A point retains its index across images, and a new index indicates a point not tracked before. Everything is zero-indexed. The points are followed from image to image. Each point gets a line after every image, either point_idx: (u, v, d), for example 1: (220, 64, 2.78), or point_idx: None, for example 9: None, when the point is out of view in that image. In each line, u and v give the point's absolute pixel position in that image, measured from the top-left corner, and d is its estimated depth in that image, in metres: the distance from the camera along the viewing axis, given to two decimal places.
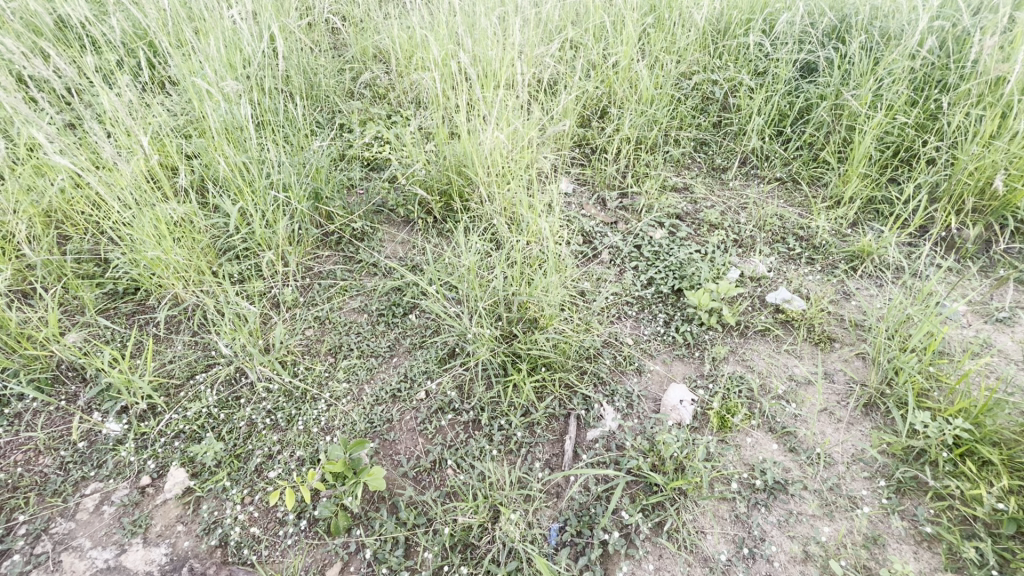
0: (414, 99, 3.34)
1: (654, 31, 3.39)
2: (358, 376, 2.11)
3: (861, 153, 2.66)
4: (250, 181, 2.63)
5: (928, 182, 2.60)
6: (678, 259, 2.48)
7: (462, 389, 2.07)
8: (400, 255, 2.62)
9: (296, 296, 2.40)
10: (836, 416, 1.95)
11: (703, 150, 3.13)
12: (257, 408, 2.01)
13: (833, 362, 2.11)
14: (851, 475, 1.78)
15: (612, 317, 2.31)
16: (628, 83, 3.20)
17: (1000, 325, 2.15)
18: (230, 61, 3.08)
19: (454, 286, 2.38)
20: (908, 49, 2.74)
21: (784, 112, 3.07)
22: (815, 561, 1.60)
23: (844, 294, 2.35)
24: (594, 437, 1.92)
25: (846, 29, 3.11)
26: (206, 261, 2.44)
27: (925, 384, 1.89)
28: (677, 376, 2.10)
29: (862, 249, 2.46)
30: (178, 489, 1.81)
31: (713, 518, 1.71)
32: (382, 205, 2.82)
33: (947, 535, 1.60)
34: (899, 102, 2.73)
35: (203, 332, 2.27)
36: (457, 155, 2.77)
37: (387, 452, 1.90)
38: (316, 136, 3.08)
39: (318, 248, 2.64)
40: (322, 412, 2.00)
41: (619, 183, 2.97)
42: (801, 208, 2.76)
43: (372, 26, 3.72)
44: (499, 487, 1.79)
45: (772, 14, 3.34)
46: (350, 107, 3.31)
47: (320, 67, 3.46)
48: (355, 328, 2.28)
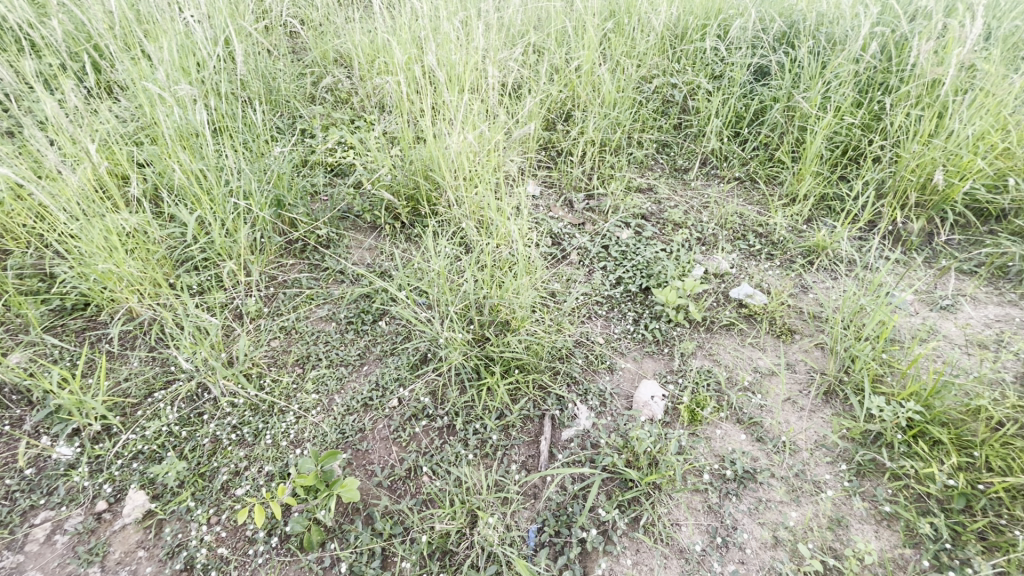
0: (378, 103, 3.31)
1: (614, 35, 3.46)
2: (327, 387, 2.06)
3: (813, 152, 2.78)
4: (208, 189, 2.54)
5: (875, 179, 2.74)
6: (645, 259, 2.54)
7: (435, 394, 2.05)
8: (367, 261, 2.58)
9: (259, 307, 2.33)
10: (799, 405, 2.02)
11: (665, 151, 3.22)
12: (221, 424, 1.94)
13: (794, 353, 2.20)
14: (815, 460, 1.85)
15: (583, 317, 2.34)
16: (591, 87, 3.26)
17: (944, 312, 2.28)
18: (183, 66, 2.99)
19: (424, 291, 2.36)
20: (853, 53, 2.89)
21: (740, 114, 3.19)
22: (785, 546, 1.65)
23: (802, 288, 2.45)
24: (569, 437, 1.94)
25: (795, 35, 3.26)
26: (163, 272, 2.34)
27: (879, 370, 1.99)
28: (648, 373, 2.14)
29: (817, 244, 2.57)
30: (138, 512, 1.72)
31: (687, 510, 1.74)
32: (347, 211, 2.77)
33: (905, 513, 1.68)
34: (846, 103, 2.87)
35: (161, 347, 2.17)
36: (423, 159, 2.76)
37: (360, 462, 1.86)
38: (277, 142, 3.00)
39: (283, 256, 2.58)
40: (291, 425, 1.94)
41: (585, 184, 3.02)
42: (759, 206, 2.87)
43: (332, 30, 3.67)
44: (476, 491, 1.78)
45: (726, 20, 3.46)
46: (311, 111, 3.25)
47: (280, 72, 3.38)
48: (323, 337, 2.23)
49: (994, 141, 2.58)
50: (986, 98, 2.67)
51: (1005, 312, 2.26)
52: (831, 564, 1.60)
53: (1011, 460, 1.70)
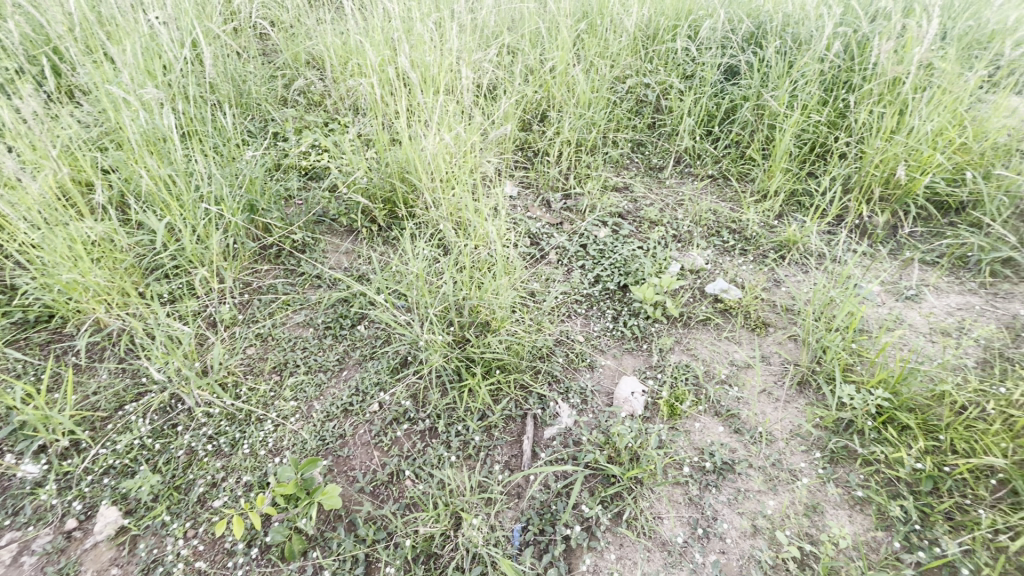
0: (352, 105, 3.27)
1: (587, 36, 3.50)
2: (306, 394, 2.03)
3: (782, 149, 2.86)
4: (177, 195, 2.48)
5: (842, 174, 2.82)
6: (623, 256, 2.57)
7: (417, 397, 2.04)
8: (344, 265, 2.55)
9: (234, 314, 2.28)
10: (774, 396, 2.07)
11: (640, 151, 3.26)
12: (197, 435, 1.89)
13: (768, 345, 2.25)
14: (790, 449, 1.90)
15: (563, 316, 2.36)
16: (566, 87, 3.28)
17: (909, 302, 2.36)
18: (148, 69, 2.92)
19: (403, 293, 2.34)
20: (817, 53, 2.98)
21: (711, 113, 3.25)
22: (763, 534, 1.68)
23: (775, 282, 2.51)
24: (551, 435, 1.94)
25: (762, 35, 3.34)
26: (131, 281, 2.28)
27: (849, 360, 2.05)
28: (627, 369, 2.16)
29: (788, 239, 2.64)
30: (110, 529, 1.66)
31: (669, 503, 1.77)
32: (323, 214, 2.73)
33: (877, 497, 1.73)
34: (812, 102, 2.95)
35: (131, 358, 2.11)
36: (399, 161, 2.74)
37: (341, 468, 1.84)
38: (248, 146, 2.95)
39: (257, 262, 2.53)
40: (269, 433, 1.91)
41: (562, 184, 3.04)
42: (732, 203, 2.93)
43: (304, 31, 3.62)
44: (460, 493, 1.77)
45: (696, 21, 3.53)
46: (283, 114, 3.20)
47: (250, 75, 3.32)
48: (301, 344, 2.20)
49: (951, 137, 2.69)
50: (943, 94, 2.77)
51: (966, 300, 2.35)
52: (808, 550, 1.64)
53: (974, 442, 1.77)
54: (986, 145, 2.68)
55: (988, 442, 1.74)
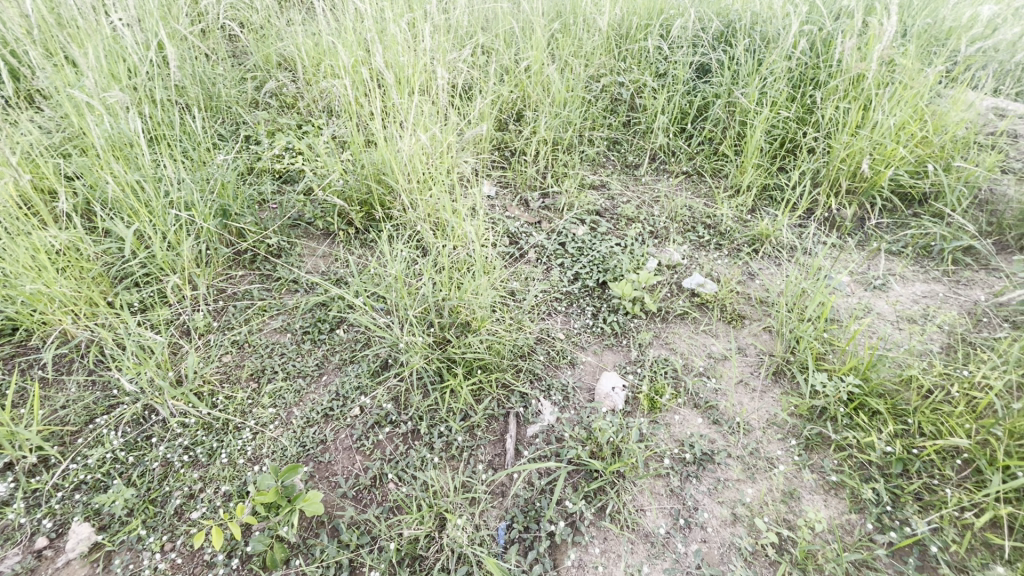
0: (326, 107, 3.24)
1: (561, 36, 3.53)
2: (285, 400, 2.00)
3: (753, 145, 2.92)
4: (146, 201, 2.42)
5: (811, 169, 2.89)
6: (601, 254, 2.60)
7: (398, 400, 2.03)
8: (322, 269, 2.52)
9: (208, 322, 2.23)
10: (750, 386, 2.11)
11: (616, 149, 3.30)
12: (172, 446, 1.85)
13: (744, 337, 2.30)
14: (767, 438, 1.94)
15: (543, 314, 2.37)
16: (541, 87, 3.30)
17: (877, 291, 2.44)
18: (112, 72, 2.84)
19: (382, 296, 2.32)
20: (785, 50, 3.05)
21: (684, 110, 3.31)
22: (743, 522, 1.72)
23: (749, 275, 2.56)
24: (534, 433, 1.95)
25: (732, 34, 3.41)
26: (100, 290, 2.21)
27: (821, 349, 2.11)
28: (608, 365, 2.19)
29: (761, 233, 2.70)
30: (83, 546, 1.61)
31: (651, 495, 1.79)
32: (299, 218, 2.70)
33: (850, 482, 1.78)
34: (781, 98, 3.02)
35: (101, 370, 2.05)
36: (375, 163, 2.72)
37: (323, 474, 1.82)
38: (219, 150, 2.90)
39: (231, 268, 2.48)
40: (248, 441, 1.87)
41: (540, 183, 3.06)
42: (707, 199, 2.98)
43: (274, 33, 3.57)
44: (443, 494, 1.77)
45: (668, 19, 3.58)
46: (255, 117, 3.15)
47: (220, 78, 3.26)
48: (279, 350, 2.17)
49: (913, 130, 2.77)
50: (905, 90, 2.86)
51: (930, 288, 2.43)
52: (786, 535, 1.68)
53: (940, 425, 1.83)
54: (946, 138, 2.78)
55: (953, 423, 1.81)
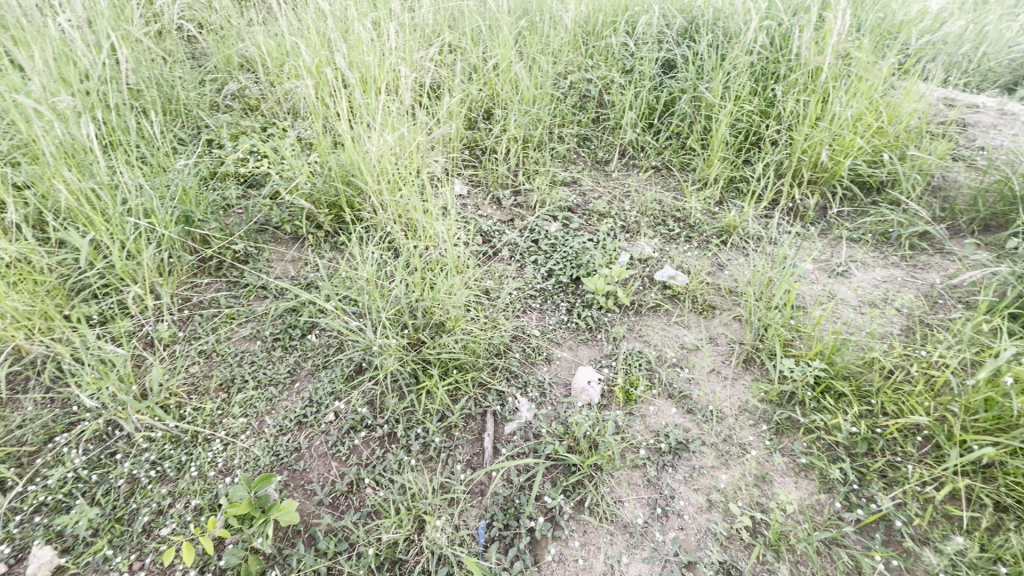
0: (290, 109, 3.17)
1: (528, 34, 3.53)
2: (256, 409, 1.95)
3: (719, 139, 2.98)
4: (102, 209, 2.33)
5: (775, 160, 2.96)
6: (574, 249, 2.62)
7: (374, 404, 2.00)
8: (291, 274, 2.47)
9: (173, 332, 2.17)
10: (722, 374, 2.16)
11: (586, 145, 3.32)
12: (138, 462, 1.79)
13: (715, 327, 2.34)
14: (740, 424, 1.98)
15: (518, 311, 2.37)
16: (510, 84, 3.29)
17: (840, 278, 2.52)
18: (62, 76, 2.74)
19: (354, 299, 2.29)
20: (746, 45, 3.12)
21: (652, 106, 3.35)
22: (718, 507, 1.76)
23: (719, 266, 2.61)
24: (512, 430, 1.96)
25: (695, 29, 3.47)
26: (55, 303, 2.12)
27: (789, 335, 2.17)
28: (583, 359, 2.20)
29: (729, 224, 2.75)
30: (45, 570, 1.55)
31: (629, 486, 1.82)
32: (265, 223, 2.64)
33: (819, 463, 1.84)
34: (744, 92, 3.08)
35: (60, 387, 1.97)
36: (343, 164, 2.67)
37: (298, 482, 1.79)
38: (179, 154, 2.81)
39: (196, 275, 2.41)
40: (218, 453, 1.83)
41: (511, 181, 3.06)
42: (676, 192, 3.03)
43: (234, 33, 3.48)
44: (422, 496, 1.76)
45: (633, 16, 3.63)
46: (217, 120, 3.06)
47: (178, 80, 3.16)
48: (248, 358, 2.11)
49: (869, 122, 2.87)
50: (861, 82, 2.96)
51: (890, 273, 2.52)
52: (759, 518, 1.72)
53: (902, 404, 1.90)
54: (900, 129, 2.89)
55: (913, 402, 1.88)
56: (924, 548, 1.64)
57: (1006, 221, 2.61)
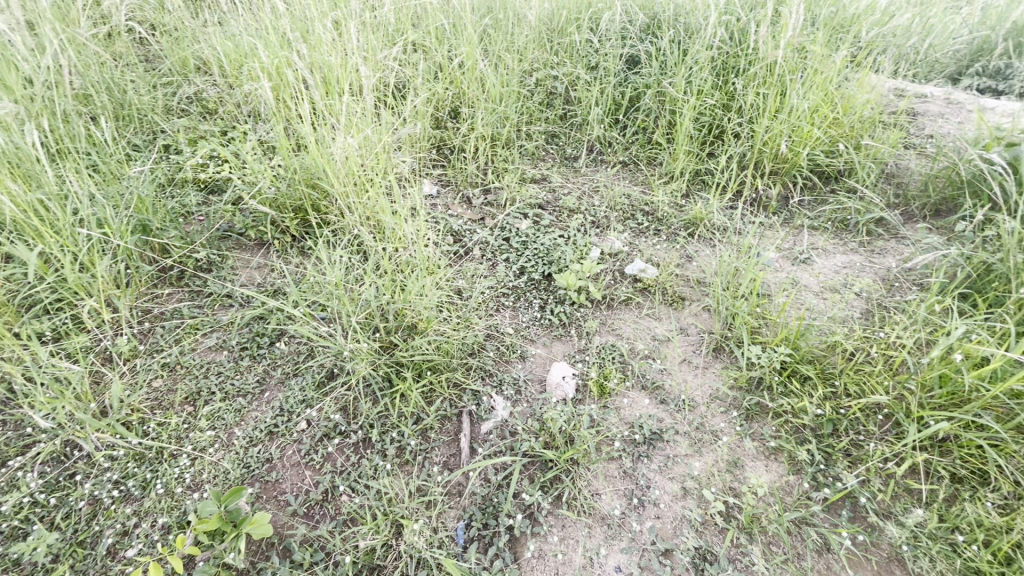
0: (251, 112, 3.09)
1: (492, 31, 3.52)
2: (224, 421, 1.90)
3: (683, 132, 3.03)
4: (51, 220, 2.23)
5: (737, 153, 3.03)
6: (545, 246, 2.63)
7: (347, 410, 1.97)
8: (257, 281, 2.41)
9: (134, 346, 2.09)
10: (693, 364, 2.20)
11: (554, 142, 3.34)
12: (100, 482, 1.72)
13: (686, 318, 2.39)
14: (711, 412, 2.03)
15: (491, 310, 2.37)
16: (476, 83, 3.27)
17: (803, 265, 2.59)
18: (3, 82, 2.61)
19: (323, 304, 2.25)
20: (706, 40, 3.18)
21: (618, 102, 3.39)
22: (692, 494, 1.79)
23: (687, 257, 2.66)
24: (488, 429, 1.95)
25: (657, 25, 3.52)
26: (3, 320, 2.02)
27: (755, 323, 2.22)
28: (558, 355, 2.21)
29: (696, 217, 2.80)
30: None
31: (605, 478, 1.83)
32: (228, 229, 2.57)
33: (787, 446, 1.89)
34: (705, 87, 3.14)
35: (11, 408, 1.88)
36: (308, 167, 2.62)
37: (270, 494, 1.75)
38: (134, 161, 2.71)
39: (156, 286, 2.33)
40: (186, 468, 1.77)
41: (481, 180, 3.06)
42: (643, 186, 3.07)
43: (189, 35, 3.38)
44: (399, 500, 1.74)
45: (596, 13, 3.66)
46: (173, 124, 2.97)
47: (131, 83, 3.05)
48: (214, 369, 2.05)
49: (825, 113, 2.96)
50: (816, 75, 3.05)
51: (849, 259, 2.61)
52: (732, 502, 1.76)
53: (863, 384, 1.97)
54: (855, 119, 2.99)
55: (874, 382, 1.95)
56: (887, 521, 1.71)
57: (955, 205, 2.73)
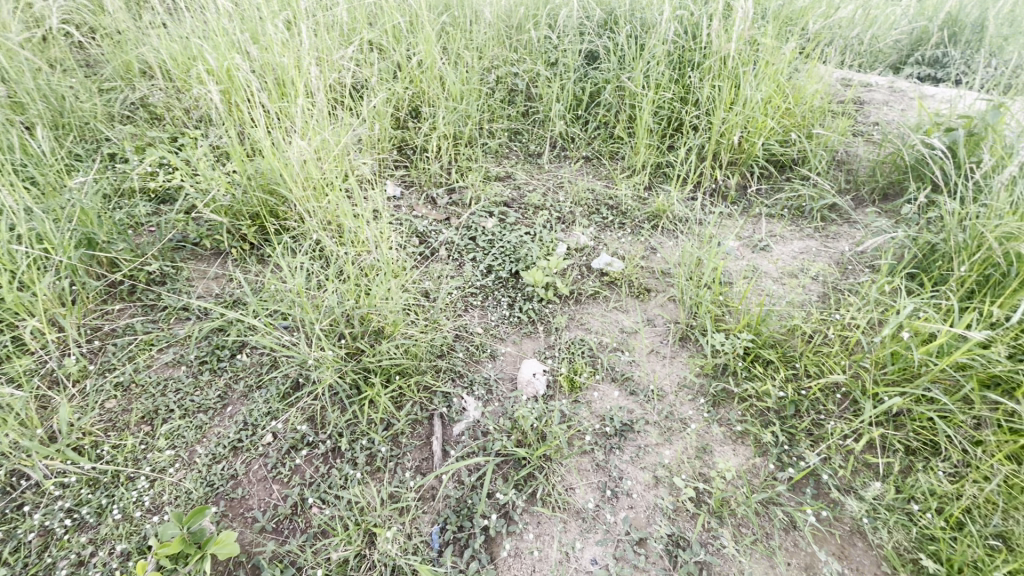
0: (201, 117, 2.98)
1: (450, 30, 3.49)
2: (185, 439, 1.83)
3: (643, 126, 3.07)
4: None
5: (696, 144, 3.08)
6: (511, 243, 2.62)
7: (314, 420, 1.92)
8: (215, 292, 2.33)
9: (83, 366, 1.99)
10: (661, 353, 2.23)
11: (517, 139, 3.34)
12: (51, 512, 1.63)
13: (652, 309, 2.42)
14: (680, 400, 2.06)
15: (460, 310, 2.35)
16: (436, 82, 3.24)
17: (762, 252, 2.67)
18: None
19: (285, 313, 2.19)
20: (661, 35, 3.23)
21: (579, 97, 3.40)
22: (664, 482, 1.82)
23: (651, 249, 2.69)
24: (460, 431, 1.94)
25: (614, 20, 3.56)
26: None
27: (718, 311, 2.27)
28: (528, 352, 2.22)
29: (659, 209, 2.84)
30: None
31: (578, 472, 1.85)
32: (182, 240, 2.48)
33: (753, 429, 1.94)
34: (663, 80, 3.19)
35: None
36: (264, 172, 2.54)
37: (237, 511, 1.69)
38: (76, 172, 2.58)
39: (106, 302, 2.23)
40: (144, 491, 1.69)
41: (445, 179, 3.03)
42: (607, 180, 3.10)
43: (131, 37, 3.24)
44: (371, 509, 1.71)
45: (554, 9, 3.67)
46: (118, 132, 2.84)
47: (69, 90, 2.90)
48: (172, 385, 1.97)
49: (778, 104, 3.04)
50: (768, 67, 3.13)
51: (805, 244, 2.70)
52: (702, 488, 1.80)
53: (822, 365, 2.04)
54: (806, 109, 3.08)
55: (832, 362, 2.02)
56: (848, 496, 1.78)
57: (901, 189, 2.85)
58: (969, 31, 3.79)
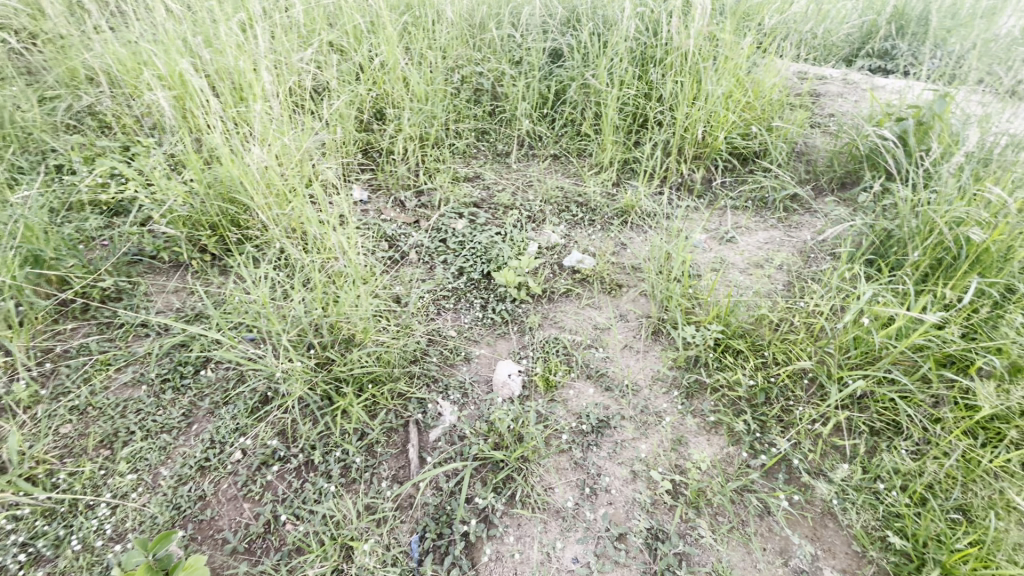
0: (154, 124, 2.86)
1: (412, 29, 3.44)
2: (148, 462, 1.75)
3: (609, 123, 3.09)
4: None
5: (661, 139, 3.12)
6: (482, 244, 2.61)
7: (285, 433, 1.87)
8: (175, 306, 2.24)
9: (35, 391, 1.89)
10: (634, 348, 2.25)
11: (484, 139, 3.31)
12: (3, 548, 1.53)
13: (624, 304, 2.44)
14: (654, 394, 2.08)
15: (432, 314, 2.32)
16: (400, 83, 3.19)
17: (729, 244, 2.72)
18: None
19: (251, 325, 2.13)
20: (623, 32, 3.26)
21: (544, 95, 3.40)
22: (641, 477, 1.84)
23: (621, 245, 2.71)
24: (436, 437, 1.91)
25: (576, 18, 3.57)
26: None
27: (688, 304, 2.30)
28: (502, 354, 2.20)
29: (627, 205, 2.87)
30: None
31: (557, 472, 1.85)
32: (138, 253, 2.38)
33: (725, 419, 1.97)
34: (626, 77, 3.22)
35: None
36: (223, 180, 2.46)
37: (206, 533, 1.63)
38: (20, 186, 2.45)
39: (58, 321, 2.12)
40: (105, 519, 1.62)
41: (412, 182, 2.99)
42: (575, 177, 3.11)
43: (74, 42, 3.09)
44: (347, 522, 1.67)
45: (517, 7, 3.66)
46: (64, 142, 2.70)
47: (8, 99, 2.75)
48: (132, 406, 1.89)
49: (738, 98, 3.10)
50: (727, 62, 3.18)
51: (770, 235, 2.76)
52: (678, 480, 1.83)
53: (789, 352, 2.09)
54: (765, 102, 3.15)
55: (798, 349, 2.07)
56: (818, 479, 1.83)
57: (858, 177, 2.95)
58: (915, 24, 3.95)
